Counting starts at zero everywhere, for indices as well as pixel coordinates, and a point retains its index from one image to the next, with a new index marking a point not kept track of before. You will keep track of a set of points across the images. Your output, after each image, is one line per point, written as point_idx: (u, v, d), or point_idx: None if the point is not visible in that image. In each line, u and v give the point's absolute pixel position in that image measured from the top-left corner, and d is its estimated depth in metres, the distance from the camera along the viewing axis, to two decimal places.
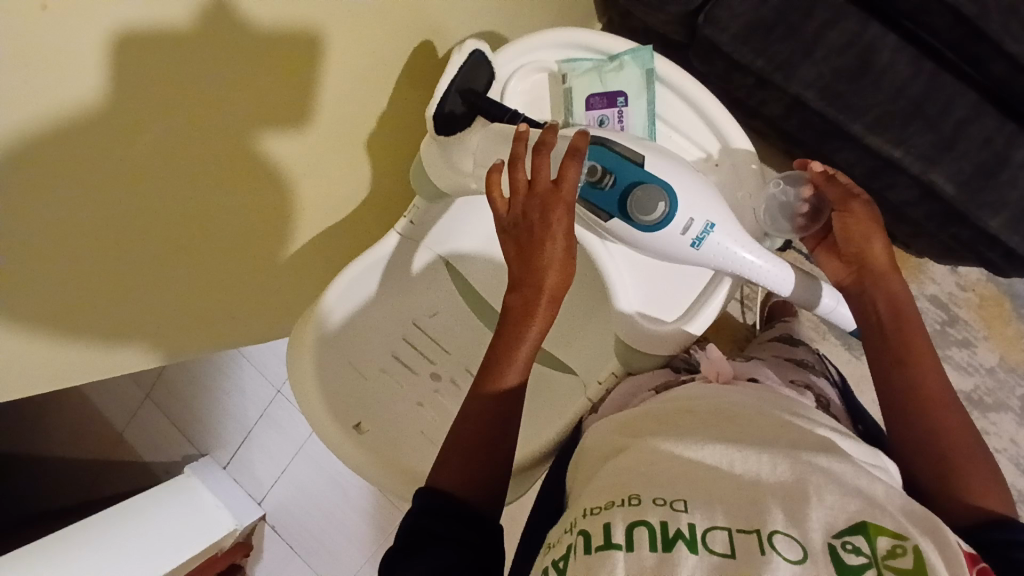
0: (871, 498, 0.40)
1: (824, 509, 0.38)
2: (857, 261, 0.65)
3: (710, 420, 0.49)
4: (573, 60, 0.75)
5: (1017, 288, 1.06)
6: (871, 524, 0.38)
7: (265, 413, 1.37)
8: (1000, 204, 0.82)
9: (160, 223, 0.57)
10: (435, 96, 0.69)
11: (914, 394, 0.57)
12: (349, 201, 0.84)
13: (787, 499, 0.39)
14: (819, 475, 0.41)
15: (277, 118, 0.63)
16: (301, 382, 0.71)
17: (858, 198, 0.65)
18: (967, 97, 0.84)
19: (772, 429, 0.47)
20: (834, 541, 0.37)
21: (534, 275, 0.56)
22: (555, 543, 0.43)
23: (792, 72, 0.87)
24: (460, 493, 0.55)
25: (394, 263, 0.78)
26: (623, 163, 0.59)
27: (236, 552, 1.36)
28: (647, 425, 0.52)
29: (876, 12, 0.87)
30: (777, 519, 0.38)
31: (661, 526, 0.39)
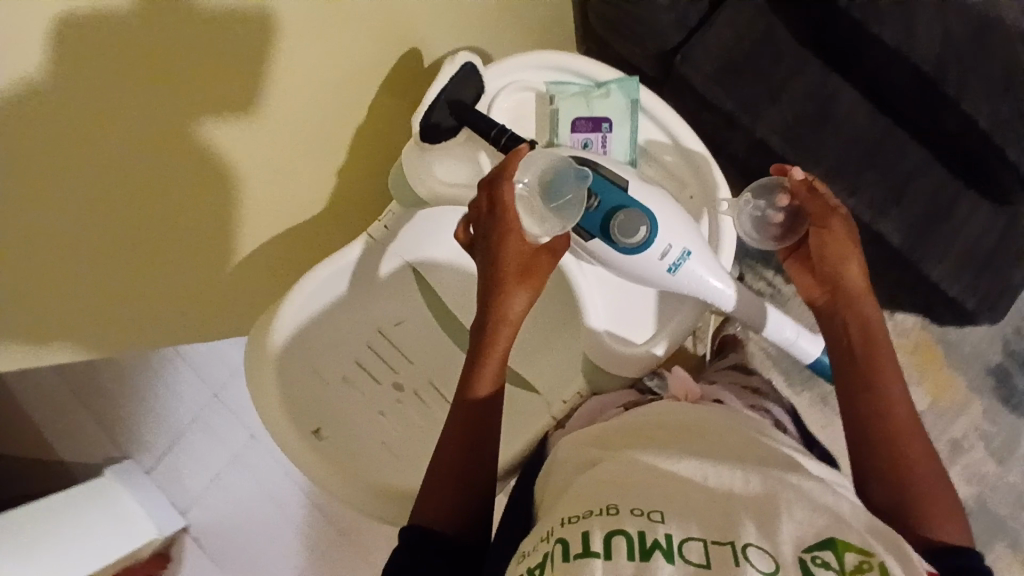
0: (836, 515, 0.41)
1: (794, 522, 0.40)
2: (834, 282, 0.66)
3: (677, 437, 0.51)
4: (561, 83, 0.74)
5: (950, 336, 1.16)
6: (839, 539, 0.39)
7: (198, 418, 1.32)
8: (941, 254, 0.91)
9: (91, 214, 0.54)
10: (422, 103, 0.70)
11: (884, 417, 0.60)
12: (318, 199, 0.83)
13: (759, 511, 0.41)
14: (790, 492, 0.42)
15: (223, 103, 0.60)
16: (260, 387, 0.69)
17: (837, 214, 0.66)
18: (917, 151, 0.92)
19: (741, 445, 0.49)
20: (803, 555, 0.38)
21: (492, 292, 0.60)
22: (530, 552, 0.44)
23: (758, 116, 0.92)
24: (441, 529, 0.56)
25: (359, 269, 0.75)
26: (608, 185, 0.61)
27: (152, 566, 1.29)
28: (618, 438, 0.53)
29: (838, 65, 0.94)
30: (750, 532, 0.39)
31: (639, 536, 0.40)
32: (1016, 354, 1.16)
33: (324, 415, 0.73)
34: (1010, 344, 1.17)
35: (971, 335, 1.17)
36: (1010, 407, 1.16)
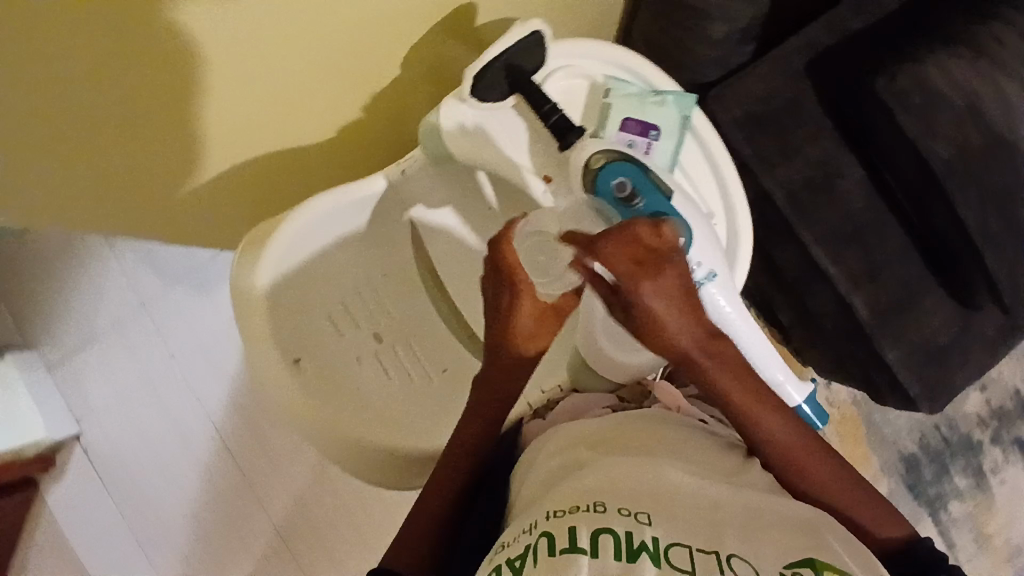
0: (815, 535, 0.45)
1: (775, 547, 0.42)
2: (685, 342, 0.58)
3: (661, 448, 0.53)
4: (620, 81, 0.72)
5: (873, 416, 1.34)
6: (819, 561, 0.41)
7: (116, 323, 1.26)
8: (898, 341, 0.99)
9: (10, 60, 0.47)
10: (478, 61, 0.67)
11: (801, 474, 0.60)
12: (324, 117, 0.79)
13: (746, 537, 0.42)
14: (772, 526, 0.44)
15: None
16: (247, 318, 0.68)
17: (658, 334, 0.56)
18: (902, 241, 0.99)
19: (719, 471, 0.52)
20: (784, 570, 0.40)
21: (504, 343, 0.64)
22: (511, 542, 0.44)
23: (771, 168, 0.97)
24: (400, 566, 0.58)
25: (377, 206, 0.75)
26: (654, 189, 0.63)
27: (33, 466, 1.23)
28: (605, 443, 0.54)
29: (853, 141, 0.97)
30: (734, 545, 0.41)
31: (627, 536, 0.41)
32: (929, 448, 1.34)
33: (307, 347, 0.71)
34: (925, 438, 1.34)
35: (895, 423, 1.34)
36: (911, 494, 1.32)
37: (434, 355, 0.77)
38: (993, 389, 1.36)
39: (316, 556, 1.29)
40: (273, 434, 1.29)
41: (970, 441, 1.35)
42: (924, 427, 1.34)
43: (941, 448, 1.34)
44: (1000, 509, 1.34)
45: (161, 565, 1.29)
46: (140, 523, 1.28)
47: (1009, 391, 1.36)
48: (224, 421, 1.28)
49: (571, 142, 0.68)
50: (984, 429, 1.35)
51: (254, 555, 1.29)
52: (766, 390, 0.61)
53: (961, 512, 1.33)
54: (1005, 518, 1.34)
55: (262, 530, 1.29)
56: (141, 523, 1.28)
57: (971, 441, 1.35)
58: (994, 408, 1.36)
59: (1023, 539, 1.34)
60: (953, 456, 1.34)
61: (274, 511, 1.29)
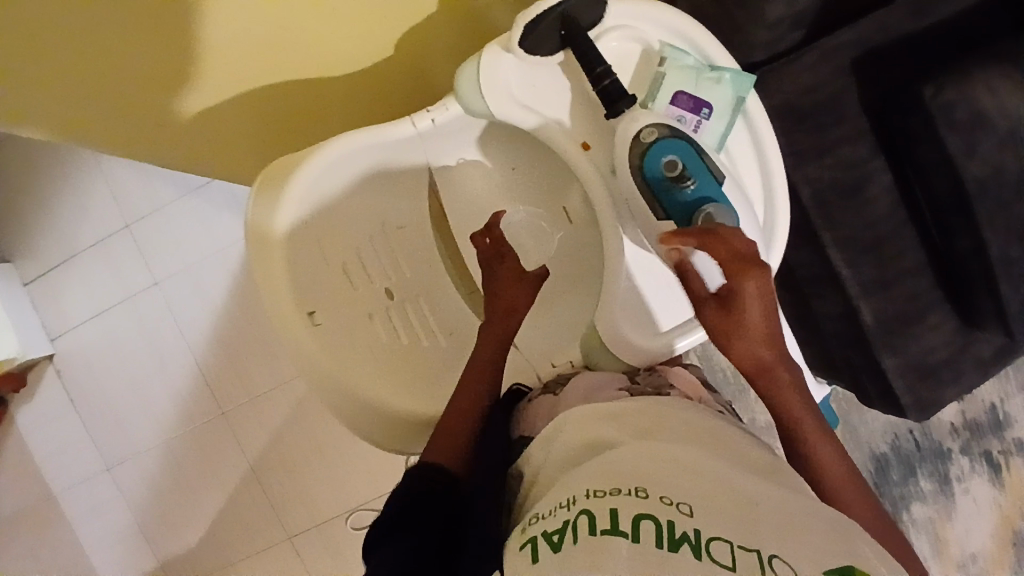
0: (850, 544, 0.42)
1: (815, 546, 0.40)
2: (761, 356, 0.60)
3: (696, 438, 0.51)
4: (677, 50, 0.67)
5: (850, 417, 1.39)
6: (857, 569, 0.38)
7: (98, 244, 1.23)
8: (898, 349, 0.99)
9: None
10: (534, 9, 0.63)
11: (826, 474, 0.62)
12: (341, 25, 0.74)
13: (786, 534, 0.40)
14: (815, 520, 0.43)
15: None
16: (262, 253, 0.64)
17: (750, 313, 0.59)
18: (918, 253, 0.98)
19: (755, 463, 0.50)
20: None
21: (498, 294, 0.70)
22: (549, 516, 0.45)
23: (802, 166, 0.95)
24: (452, 469, 0.62)
25: (402, 150, 0.69)
26: (706, 173, 0.60)
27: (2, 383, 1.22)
28: (635, 427, 0.53)
29: (886, 146, 0.96)
30: (775, 545, 0.39)
31: (668, 525, 0.40)
32: (900, 450, 1.39)
33: (321, 299, 0.66)
34: (898, 440, 1.39)
35: (870, 424, 1.39)
36: (877, 490, 1.39)
37: (445, 314, 0.75)
38: (969, 402, 1.40)
39: (292, 500, 1.25)
40: (254, 372, 1.24)
41: (941, 449, 1.39)
42: (899, 430, 1.39)
43: (911, 451, 1.39)
44: (959, 516, 1.39)
45: (131, 492, 1.27)
46: (110, 450, 1.27)
47: (984, 405, 1.40)
48: (205, 356, 1.24)
49: (621, 110, 0.64)
50: (956, 438, 1.40)
51: (227, 491, 1.26)
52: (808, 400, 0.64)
53: (923, 514, 1.39)
54: (962, 526, 1.40)
55: (237, 467, 1.26)
56: (109, 449, 1.27)
57: (942, 449, 1.39)
58: (968, 420, 1.40)
59: (978, 549, 1.40)
60: (923, 462, 1.39)
61: (250, 449, 1.25)
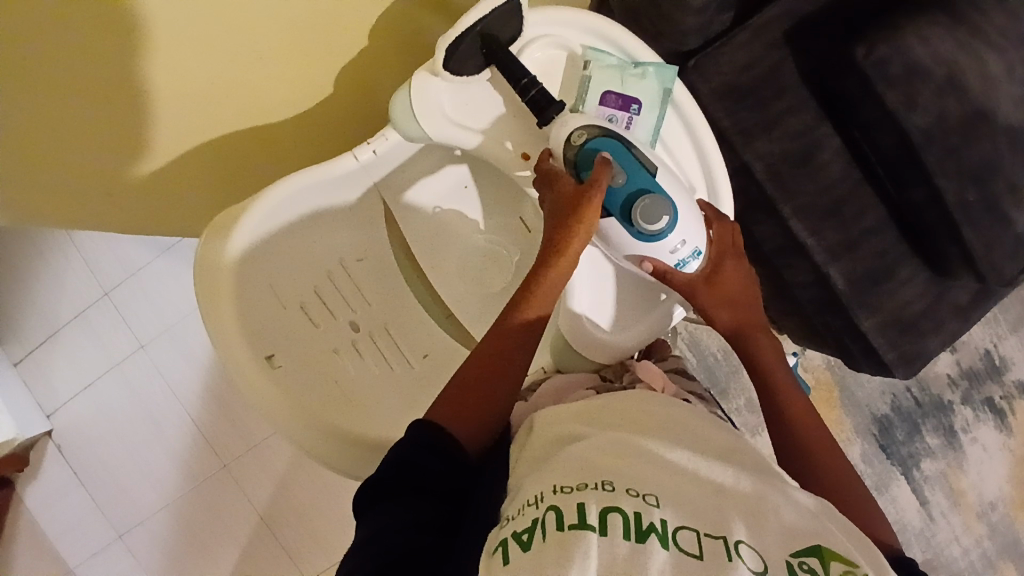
0: (818, 524, 0.43)
1: (782, 529, 0.41)
2: (743, 321, 0.69)
3: (664, 426, 0.52)
4: (600, 52, 0.69)
5: (845, 380, 1.39)
6: (826, 550, 0.40)
7: (81, 315, 1.24)
8: (873, 309, 1.00)
9: None
10: (454, 30, 0.64)
11: (810, 455, 0.66)
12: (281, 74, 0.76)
13: (750, 515, 0.42)
14: (777, 497, 0.44)
15: None
16: (213, 302, 0.64)
17: (733, 291, 0.68)
18: (878, 212, 0.99)
19: (720, 449, 0.50)
20: (791, 559, 0.39)
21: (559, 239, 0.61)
22: (516, 516, 0.44)
23: (750, 141, 0.97)
24: (460, 434, 0.59)
25: (349, 180, 0.71)
26: (638, 167, 0.61)
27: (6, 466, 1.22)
28: (604, 416, 0.53)
29: (830, 112, 0.97)
30: (741, 530, 0.40)
31: (635, 516, 0.40)
32: (900, 409, 1.39)
33: (281, 343, 0.67)
34: (897, 399, 1.39)
35: (866, 386, 1.39)
36: (885, 452, 1.39)
37: (412, 341, 0.76)
38: (963, 350, 1.40)
39: (304, 544, 1.25)
40: (250, 422, 1.25)
41: (941, 402, 1.39)
42: (895, 388, 1.39)
43: (911, 409, 1.39)
44: (971, 466, 1.39)
45: (145, 558, 1.27)
46: (119, 517, 1.27)
47: (978, 352, 1.40)
48: (199, 411, 1.25)
49: (552, 117, 0.65)
50: (955, 389, 1.40)
51: (239, 543, 1.26)
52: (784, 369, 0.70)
53: (934, 469, 1.39)
54: (976, 476, 1.39)
55: (246, 518, 1.26)
56: (116, 516, 1.27)
57: (942, 401, 1.39)
58: (963, 368, 1.40)
59: (995, 497, 1.39)
60: (925, 417, 1.39)
61: (256, 498, 1.25)
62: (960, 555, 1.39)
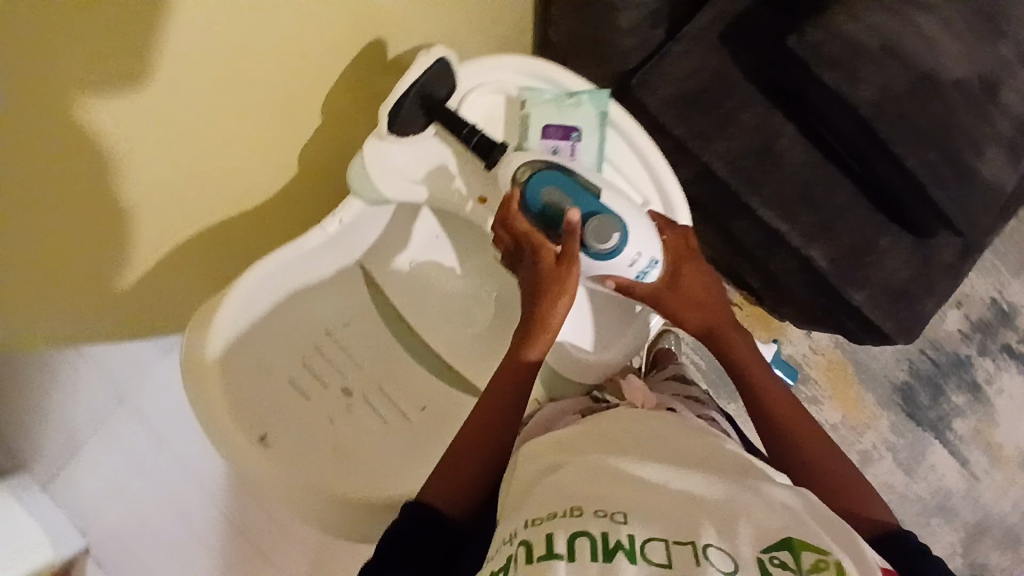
0: (794, 518, 0.43)
1: (751, 525, 0.42)
2: (711, 322, 0.72)
3: (642, 446, 0.53)
4: (534, 89, 0.73)
5: (855, 354, 1.37)
6: (798, 540, 0.41)
7: (100, 426, 1.24)
8: (862, 282, 1.00)
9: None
10: (389, 96, 0.68)
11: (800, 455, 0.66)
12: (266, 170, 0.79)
13: (721, 520, 0.42)
14: (748, 496, 0.45)
15: (111, 77, 0.54)
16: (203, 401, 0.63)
17: (699, 295, 0.71)
18: (848, 187, 1.00)
19: (700, 456, 0.51)
20: (763, 555, 0.40)
21: (549, 299, 0.64)
22: (493, 556, 0.45)
23: (708, 143, 0.99)
24: (454, 506, 0.60)
25: (320, 254, 0.73)
26: (583, 191, 0.64)
27: None
28: (587, 444, 0.54)
29: (779, 99, 0.99)
30: (711, 534, 0.41)
31: (602, 537, 0.41)
32: (919, 373, 1.37)
33: (269, 420, 0.68)
34: (913, 364, 1.37)
35: (879, 356, 1.37)
36: (913, 420, 1.36)
37: (408, 394, 0.78)
38: (969, 304, 1.39)
39: None
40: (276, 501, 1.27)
41: (959, 358, 1.38)
42: (910, 354, 1.37)
43: (931, 371, 1.37)
44: (1004, 419, 1.36)
45: None
46: None
47: (985, 302, 1.39)
48: (228, 501, 1.27)
49: (498, 157, 0.69)
50: (970, 343, 1.38)
51: None
52: (765, 369, 0.72)
53: (967, 428, 1.36)
54: (1011, 427, 1.36)
55: None
56: None
57: (960, 358, 1.38)
58: (974, 321, 1.39)
59: None
60: (947, 377, 1.37)
61: None
62: (1012, 511, 1.36)
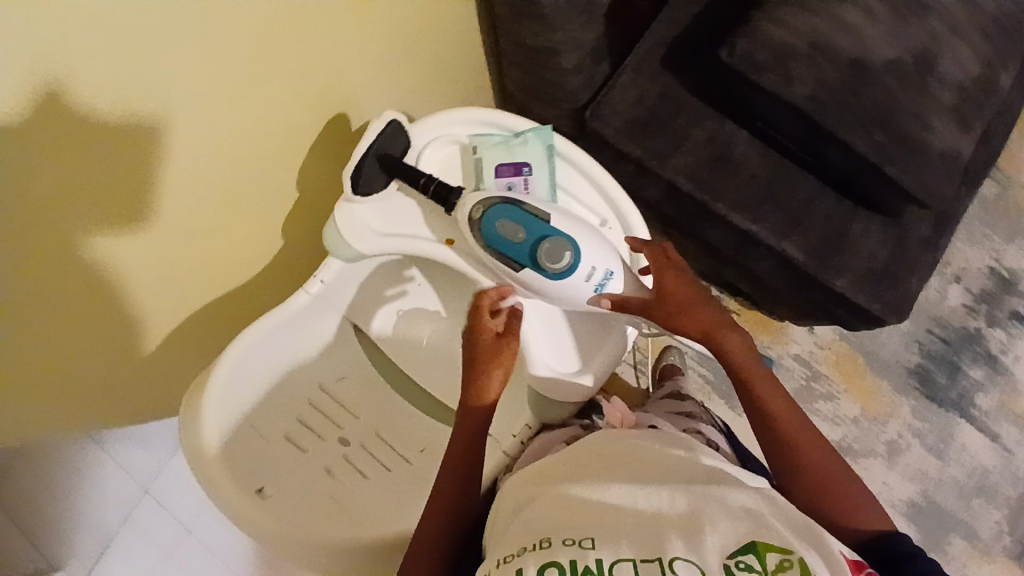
0: (757, 521, 0.51)
1: (716, 535, 0.49)
2: (710, 325, 0.73)
3: (615, 467, 0.62)
4: (483, 134, 0.79)
5: (861, 344, 1.35)
6: (759, 543, 0.49)
7: (128, 518, 1.28)
8: (843, 268, 1.01)
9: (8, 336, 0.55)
10: (351, 160, 0.73)
11: (798, 457, 0.70)
12: (260, 240, 0.85)
13: (685, 530, 0.50)
14: (709, 508, 0.52)
15: (113, 209, 0.60)
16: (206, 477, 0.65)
17: (691, 303, 0.73)
18: (809, 182, 1.04)
19: (666, 474, 0.59)
20: (728, 561, 0.47)
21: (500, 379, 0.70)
22: None
23: (666, 160, 1.04)
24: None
25: (303, 318, 0.77)
26: (532, 219, 0.69)
27: None
28: (571, 473, 0.62)
29: (727, 111, 1.05)
30: (676, 547, 0.48)
31: (570, 564, 0.48)
32: (930, 353, 1.35)
33: (266, 474, 0.70)
34: (923, 345, 1.35)
35: (887, 343, 1.35)
36: (935, 403, 1.34)
37: (407, 439, 0.83)
38: (968, 277, 1.38)
39: None
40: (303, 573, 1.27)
41: (969, 332, 1.36)
42: (918, 335, 1.36)
43: (943, 350, 1.35)
44: None
45: None
46: None
47: (983, 272, 1.39)
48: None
49: (454, 201, 0.74)
50: (977, 316, 1.37)
51: None
52: (763, 373, 0.75)
53: (991, 404, 1.34)
54: None
55: None
56: None
57: (969, 331, 1.36)
58: (977, 293, 1.38)
59: None
60: (959, 353, 1.35)
61: None
62: None
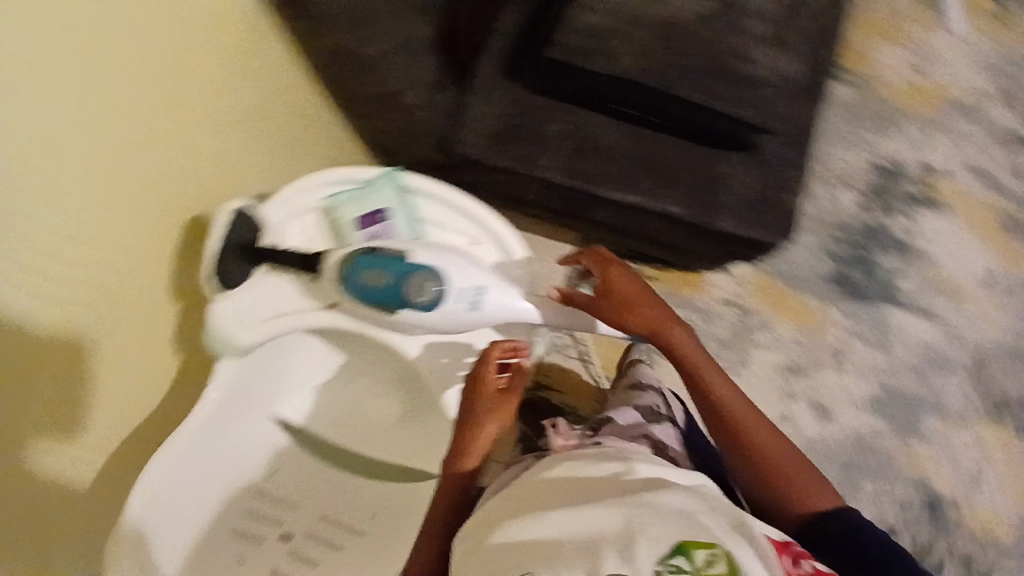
0: (687, 520, 0.55)
1: (650, 543, 0.52)
2: (658, 318, 0.87)
3: (552, 491, 0.63)
4: (337, 194, 0.90)
5: (776, 269, 1.41)
6: (688, 543, 0.52)
7: None
8: (722, 209, 1.06)
9: None
10: (208, 256, 0.77)
11: (744, 441, 0.83)
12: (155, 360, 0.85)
13: (620, 544, 0.52)
14: (641, 514, 0.55)
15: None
16: None
17: (637, 308, 0.86)
18: (670, 139, 1.07)
19: (602, 488, 0.61)
20: (661, 565, 0.51)
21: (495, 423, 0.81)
22: None
23: (534, 162, 1.05)
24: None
25: (218, 423, 0.83)
26: (393, 261, 0.81)
27: None
28: (515, 506, 0.63)
29: (575, 100, 1.07)
30: (611, 562, 0.51)
31: None
32: (842, 258, 1.41)
33: None
34: (832, 253, 1.42)
35: (800, 260, 1.41)
36: (861, 300, 1.40)
37: None
38: (852, 178, 1.46)
39: None
40: None
41: (870, 227, 1.43)
42: (825, 245, 1.42)
43: (852, 251, 1.42)
44: (933, 260, 1.43)
45: None
46: None
47: (865, 169, 1.47)
48: None
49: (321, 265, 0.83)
50: (873, 211, 1.44)
51: None
52: (714, 367, 0.87)
53: (911, 282, 1.42)
54: (942, 262, 1.43)
55: None
56: None
57: (871, 226, 1.43)
58: (866, 189, 1.46)
59: (965, 270, 1.44)
60: (868, 249, 1.42)
61: None
62: (983, 335, 1.41)
